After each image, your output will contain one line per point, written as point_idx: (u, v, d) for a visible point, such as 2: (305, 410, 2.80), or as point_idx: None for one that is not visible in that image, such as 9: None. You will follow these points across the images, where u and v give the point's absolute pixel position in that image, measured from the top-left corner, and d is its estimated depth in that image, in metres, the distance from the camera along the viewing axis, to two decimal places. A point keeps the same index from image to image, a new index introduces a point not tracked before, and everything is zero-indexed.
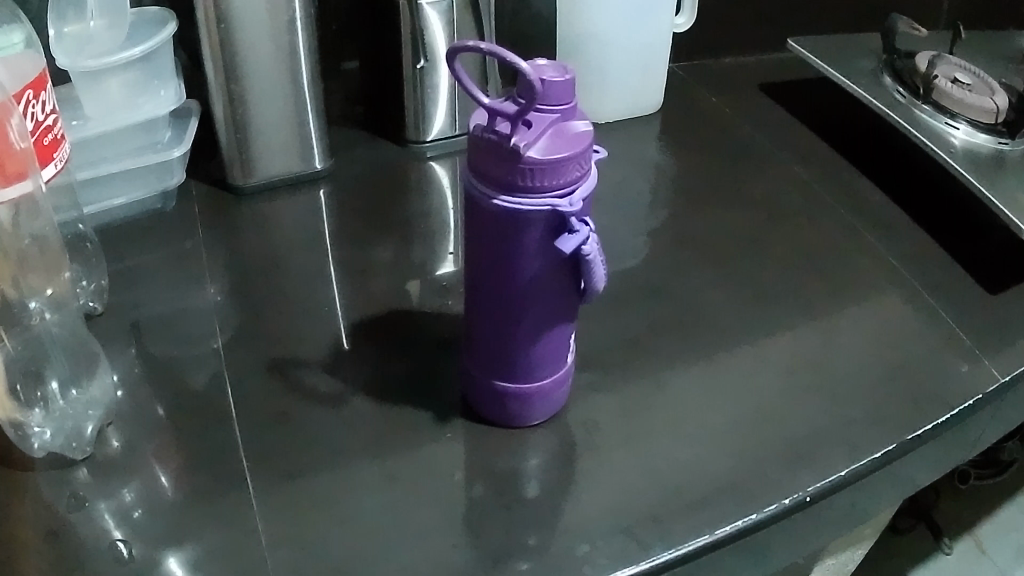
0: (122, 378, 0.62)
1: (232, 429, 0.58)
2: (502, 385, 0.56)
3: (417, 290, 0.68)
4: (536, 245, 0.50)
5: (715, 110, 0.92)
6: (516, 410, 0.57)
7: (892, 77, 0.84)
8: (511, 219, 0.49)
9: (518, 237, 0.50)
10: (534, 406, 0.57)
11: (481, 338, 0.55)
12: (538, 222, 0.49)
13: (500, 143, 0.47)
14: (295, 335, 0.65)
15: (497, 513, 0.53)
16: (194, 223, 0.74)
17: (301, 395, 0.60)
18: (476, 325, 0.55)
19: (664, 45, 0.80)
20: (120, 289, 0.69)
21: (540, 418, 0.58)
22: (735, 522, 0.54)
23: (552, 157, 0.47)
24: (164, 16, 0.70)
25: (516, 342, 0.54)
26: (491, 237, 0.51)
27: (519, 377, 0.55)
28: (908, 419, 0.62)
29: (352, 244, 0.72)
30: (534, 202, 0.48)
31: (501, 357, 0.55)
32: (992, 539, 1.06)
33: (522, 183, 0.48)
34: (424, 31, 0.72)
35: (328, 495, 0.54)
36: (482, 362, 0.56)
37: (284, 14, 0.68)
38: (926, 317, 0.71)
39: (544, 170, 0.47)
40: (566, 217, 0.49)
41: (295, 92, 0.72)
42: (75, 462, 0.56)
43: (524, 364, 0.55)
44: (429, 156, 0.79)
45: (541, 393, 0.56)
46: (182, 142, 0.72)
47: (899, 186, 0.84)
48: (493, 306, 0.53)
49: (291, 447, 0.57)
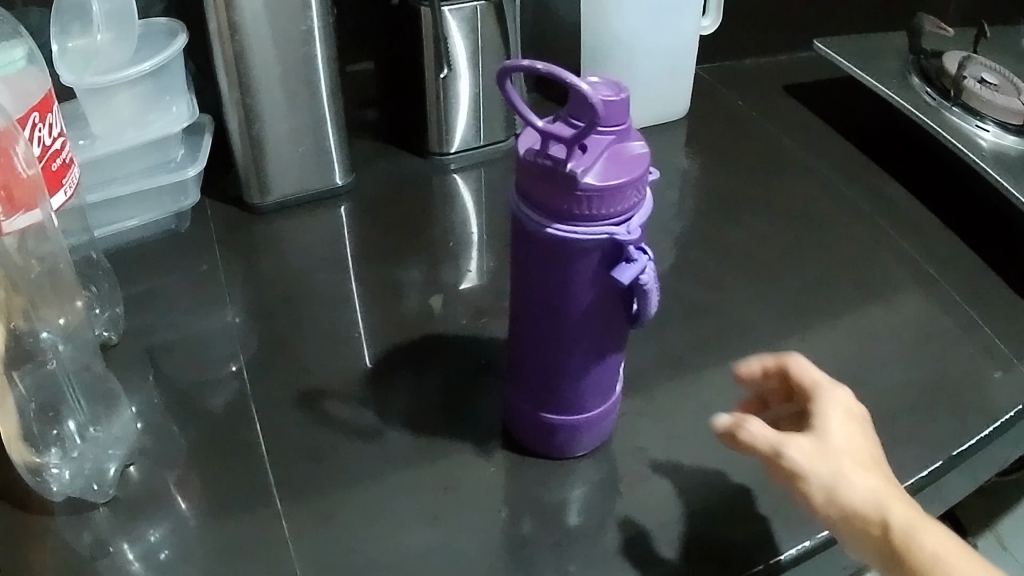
0: (141, 409, 0.59)
1: (261, 463, 0.56)
2: (550, 417, 0.54)
3: (449, 312, 0.65)
4: (590, 273, 0.47)
5: (738, 114, 0.90)
6: (564, 440, 0.55)
7: (920, 78, 0.83)
8: (564, 248, 0.46)
9: (570, 267, 0.47)
10: (582, 436, 0.55)
11: (527, 367, 0.53)
12: (592, 252, 0.46)
13: (555, 169, 0.44)
14: (325, 363, 0.62)
15: (543, 548, 0.51)
16: (210, 244, 0.71)
17: (334, 427, 0.58)
18: (522, 354, 0.53)
19: (691, 48, 0.78)
20: (134, 315, 0.65)
21: (588, 447, 0.56)
22: (790, 550, 0.51)
23: (611, 183, 0.44)
24: (173, 27, 0.67)
25: (565, 372, 0.52)
26: (542, 266, 0.48)
27: (567, 408, 0.53)
28: (952, 434, 0.60)
29: (378, 263, 0.69)
30: (590, 230, 0.45)
31: (549, 387, 0.52)
32: None
33: (577, 211, 0.45)
34: (446, 39, 0.69)
35: (367, 531, 0.52)
36: (528, 393, 0.54)
37: (300, 24, 0.65)
38: (963, 325, 0.69)
39: (602, 197, 0.44)
40: (623, 245, 0.46)
41: (312, 105, 0.69)
42: (97, 505, 0.54)
43: (573, 394, 0.52)
44: (452, 168, 0.76)
45: (591, 423, 0.54)
46: (196, 162, 0.69)
47: (929, 189, 0.82)
48: (541, 336, 0.51)
49: (326, 481, 0.54)
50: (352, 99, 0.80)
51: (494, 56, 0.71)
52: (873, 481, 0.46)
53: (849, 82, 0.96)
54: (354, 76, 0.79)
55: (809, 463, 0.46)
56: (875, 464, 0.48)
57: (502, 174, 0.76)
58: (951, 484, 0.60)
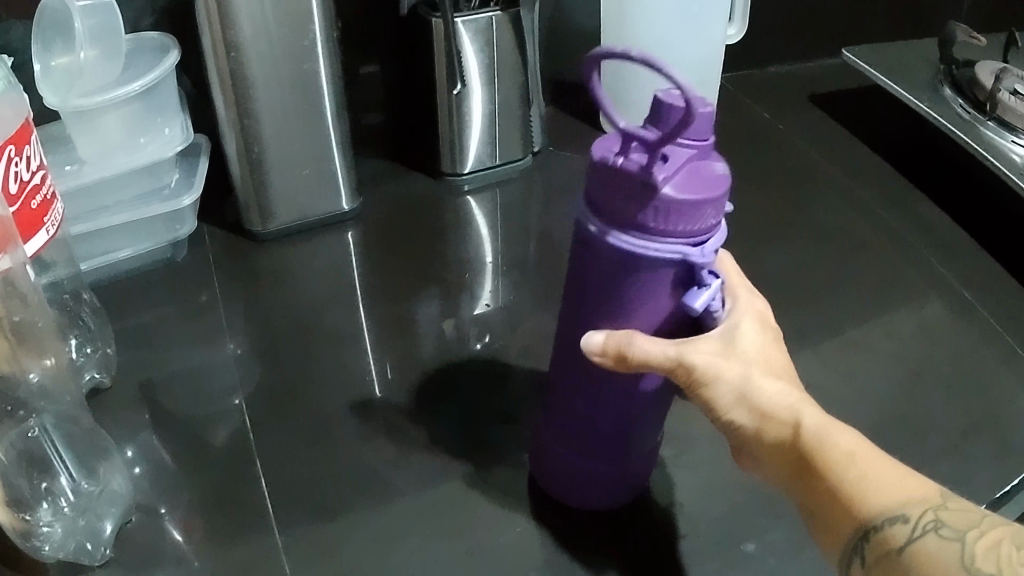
0: (138, 453, 0.55)
1: (266, 519, 0.50)
2: (592, 466, 0.48)
3: (469, 350, 0.61)
4: (656, 297, 0.41)
5: (765, 127, 0.86)
6: (600, 488, 0.49)
7: (952, 88, 0.79)
8: (627, 265, 0.40)
9: (633, 291, 0.41)
10: (620, 486, 0.49)
11: (574, 401, 0.47)
12: (660, 275, 0.40)
13: (636, 175, 0.38)
14: (333, 406, 0.57)
15: None
16: (208, 274, 0.66)
17: (340, 474, 0.53)
18: (568, 388, 0.47)
19: (715, 57, 0.73)
20: (127, 350, 0.61)
21: (620, 501, 0.50)
22: None
23: (696, 198, 0.38)
24: (164, 44, 0.62)
25: (611, 414, 0.46)
26: (599, 287, 0.42)
27: (610, 452, 0.47)
28: (1001, 475, 0.56)
29: (389, 297, 0.65)
30: (659, 250, 0.39)
31: (594, 426, 0.47)
32: None
33: (653, 225, 0.39)
34: (460, 52, 0.64)
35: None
36: (566, 439, 0.48)
37: (303, 39, 0.60)
38: (1004, 356, 0.65)
39: (680, 212, 0.38)
40: (695, 269, 0.40)
41: (316, 125, 0.64)
42: (92, 568, 0.48)
43: (621, 438, 0.47)
44: (466, 190, 0.72)
45: (632, 470, 0.49)
46: (191, 189, 0.63)
47: (960, 206, 0.79)
48: (587, 372, 0.45)
49: (336, 538, 0.49)
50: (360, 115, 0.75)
51: (511, 69, 0.67)
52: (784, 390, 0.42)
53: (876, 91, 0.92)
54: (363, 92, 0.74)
55: (711, 366, 0.40)
56: (785, 374, 0.43)
57: (519, 197, 0.72)
58: None
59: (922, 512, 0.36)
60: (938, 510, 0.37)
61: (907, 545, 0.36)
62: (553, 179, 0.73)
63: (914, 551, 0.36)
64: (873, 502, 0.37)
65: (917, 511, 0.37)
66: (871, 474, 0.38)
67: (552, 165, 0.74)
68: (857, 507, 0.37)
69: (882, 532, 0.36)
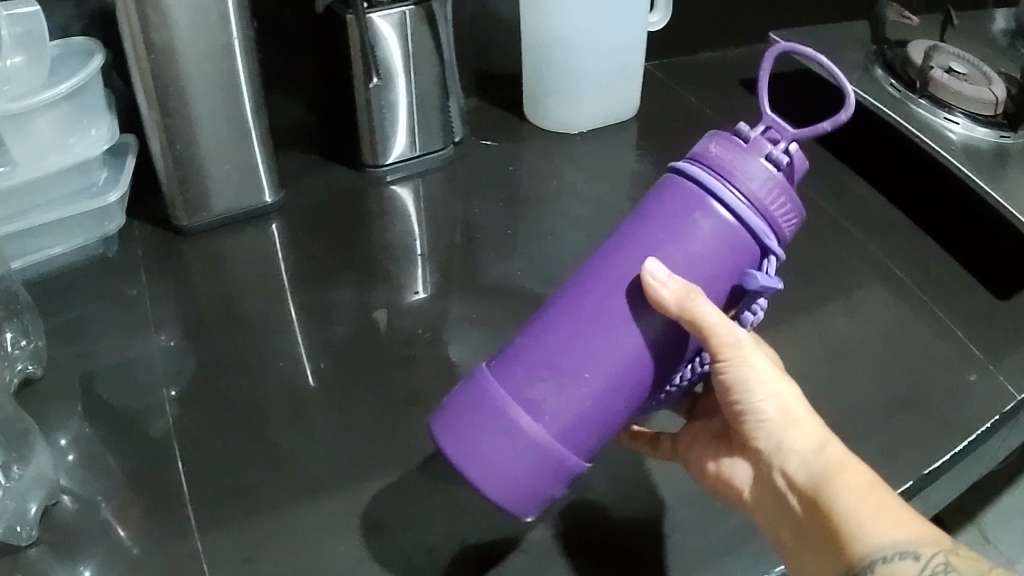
0: (71, 440, 0.57)
1: (185, 508, 0.53)
2: (536, 429, 0.44)
3: (383, 332, 0.63)
4: (719, 266, 0.45)
5: (698, 113, 0.78)
6: (528, 465, 0.44)
7: (885, 70, 0.79)
8: (718, 224, 0.44)
9: (701, 247, 0.44)
10: (546, 476, 0.45)
11: (557, 354, 0.45)
12: (740, 241, 0.44)
13: (768, 143, 0.43)
14: (255, 393, 0.60)
15: None
16: (138, 269, 0.68)
17: (261, 460, 0.55)
18: (550, 330, 0.45)
19: (638, 44, 0.74)
20: (64, 344, 0.63)
21: (526, 503, 0.45)
22: None
23: (795, 203, 0.45)
24: (91, 48, 0.65)
25: (581, 368, 0.44)
26: (665, 234, 0.44)
27: (561, 429, 0.44)
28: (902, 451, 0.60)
29: (311, 286, 0.67)
30: (757, 223, 0.44)
31: (565, 389, 0.44)
32: None
33: (764, 196, 0.43)
34: (375, 47, 0.66)
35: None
36: (521, 389, 0.45)
37: (219, 40, 0.62)
38: (937, 330, 0.70)
39: (786, 199, 0.44)
40: (764, 254, 0.45)
41: (238, 123, 0.66)
42: (21, 548, 0.51)
43: (578, 418, 0.45)
44: (389, 181, 0.73)
45: (568, 467, 0.45)
46: (118, 186, 0.66)
47: (904, 194, 0.83)
48: (585, 310, 0.45)
49: (255, 526, 0.52)
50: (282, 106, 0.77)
51: (428, 61, 0.68)
52: (810, 421, 0.49)
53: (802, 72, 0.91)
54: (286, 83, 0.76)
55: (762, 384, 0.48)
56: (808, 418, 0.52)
57: (443, 186, 0.73)
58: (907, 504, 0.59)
59: (935, 554, 0.44)
60: (948, 555, 0.44)
61: None
62: (475, 169, 0.74)
63: None
64: (890, 536, 0.45)
65: (932, 554, 0.44)
66: (891, 512, 0.45)
67: (473, 154, 0.75)
68: (873, 536, 0.45)
69: (897, 565, 0.44)
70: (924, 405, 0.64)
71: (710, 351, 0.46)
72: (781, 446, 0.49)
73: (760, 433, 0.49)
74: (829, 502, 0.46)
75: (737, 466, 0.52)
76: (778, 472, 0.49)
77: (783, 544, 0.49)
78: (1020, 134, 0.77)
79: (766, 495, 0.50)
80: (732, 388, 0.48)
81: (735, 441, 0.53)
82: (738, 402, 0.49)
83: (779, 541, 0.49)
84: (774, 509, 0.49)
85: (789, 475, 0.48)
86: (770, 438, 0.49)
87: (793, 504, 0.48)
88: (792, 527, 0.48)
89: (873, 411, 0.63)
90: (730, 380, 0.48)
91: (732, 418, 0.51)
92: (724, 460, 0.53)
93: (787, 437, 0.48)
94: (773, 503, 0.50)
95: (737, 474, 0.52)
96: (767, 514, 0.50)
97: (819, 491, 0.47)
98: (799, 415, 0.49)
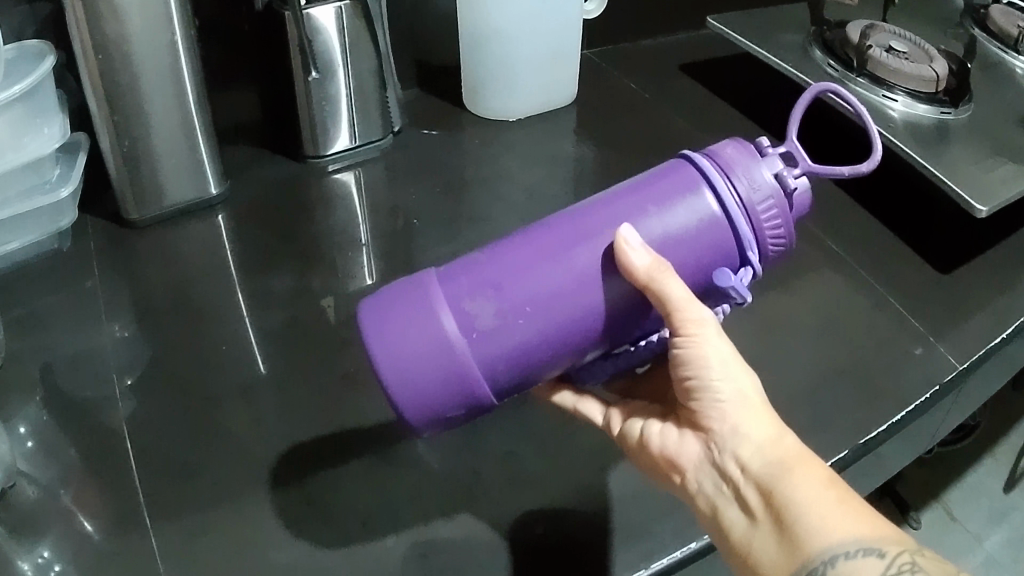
0: (30, 428, 0.60)
1: (133, 483, 0.56)
2: (455, 337, 0.46)
3: (323, 315, 0.67)
4: (694, 257, 0.48)
5: (641, 113, 0.84)
6: (436, 376, 0.46)
7: (823, 51, 0.81)
8: (706, 216, 0.48)
9: (685, 232, 0.48)
10: (449, 392, 0.46)
11: (504, 279, 0.47)
12: (719, 236, 0.48)
13: (782, 165, 0.48)
14: (205, 377, 0.63)
15: (412, 557, 0.52)
16: (93, 264, 0.71)
17: (211, 440, 0.59)
18: (509, 249, 0.48)
19: (574, 32, 0.81)
20: (24, 336, 0.66)
21: (419, 414, 0.46)
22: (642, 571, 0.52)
23: (788, 231, 0.49)
24: (44, 51, 0.67)
25: (517, 295, 0.47)
26: (647, 208, 0.48)
27: (482, 353, 0.46)
28: (835, 419, 0.62)
29: (256, 273, 0.71)
30: (745, 228, 0.48)
31: (500, 316, 0.46)
32: (959, 502, 1.19)
33: (759, 207, 0.48)
34: (312, 41, 0.69)
35: (240, 550, 0.53)
36: (461, 292, 0.47)
37: (163, 37, 0.65)
38: (877, 304, 0.71)
39: (780, 220, 0.48)
40: (742, 261, 0.49)
41: (186, 119, 0.70)
42: None
43: (502, 349, 0.47)
44: (332, 170, 0.78)
45: (471, 392, 0.47)
46: (71, 182, 0.69)
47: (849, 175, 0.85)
48: (547, 243, 0.48)
49: (199, 498, 0.55)
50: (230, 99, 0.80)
51: (367, 54, 0.72)
52: (770, 415, 0.52)
53: (740, 57, 0.94)
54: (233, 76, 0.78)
55: (726, 371, 0.51)
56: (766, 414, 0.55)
57: (383, 175, 0.78)
58: (842, 473, 0.60)
59: (901, 554, 0.46)
60: (914, 554, 0.46)
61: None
62: (413, 155, 0.79)
63: None
64: (854, 532, 0.46)
65: (897, 554, 0.46)
66: (854, 507, 0.47)
67: (411, 144, 0.80)
68: (839, 529, 0.46)
69: (860, 561, 0.45)
70: (860, 376, 0.65)
71: (671, 326, 0.49)
72: (738, 431, 0.51)
73: (715, 416, 0.52)
74: (789, 491, 0.48)
75: (685, 448, 0.54)
76: (732, 457, 0.51)
77: (732, 531, 0.50)
78: (960, 110, 0.77)
79: (715, 480, 0.52)
80: (692, 369, 0.51)
81: (686, 426, 0.55)
82: (696, 382, 0.52)
83: (727, 529, 0.50)
84: (723, 494, 0.51)
85: (743, 461, 0.50)
86: (726, 422, 0.51)
87: (745, 491, 0.50)
88: (742, 515, 0.50)
89: (802, 381, 0.65)
90: (691, 359, 0.50)
91: (689, 401, 0.53)
92: (673, 440, 0.55)
93: (744, 422, 0.51)
94: (723, 489, 0.51)
95: (683, 456, 0.54)
96: (716, 500, 0.51)
97: (776, 479, 0.48)
98: (756, 406, 0.52)
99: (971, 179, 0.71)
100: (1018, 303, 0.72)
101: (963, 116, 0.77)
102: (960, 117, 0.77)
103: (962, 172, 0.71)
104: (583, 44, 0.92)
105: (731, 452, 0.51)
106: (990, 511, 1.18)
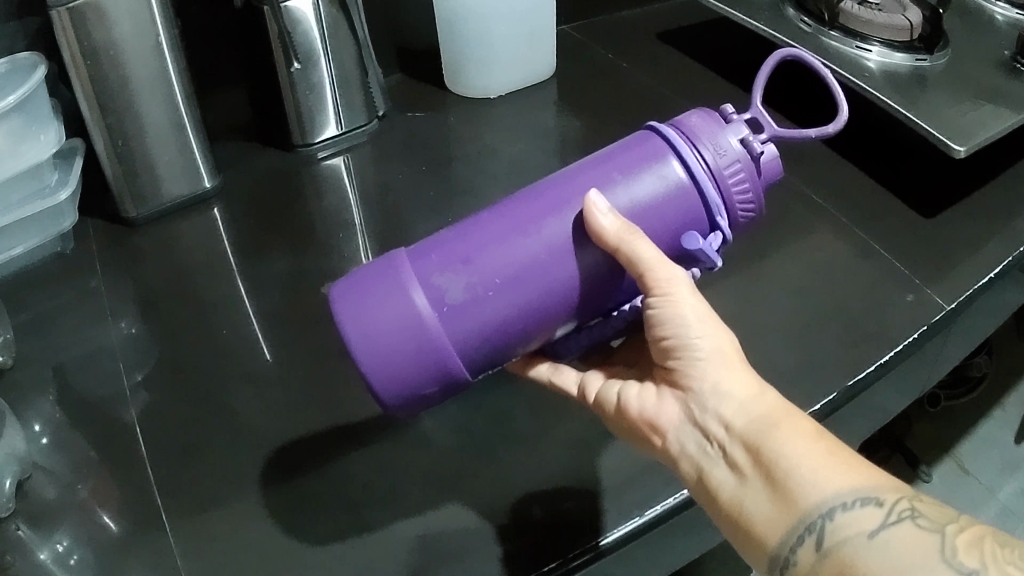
0: (44, 426, 0.62)
1: (144, 465, 0.59)
2: (427, 310, 0.47)
3: (321, 296, 0.70)
4: (665, 223, 0.49)
5: (620, 86, 0.86)
6: (408, 349, 0.47)
7: (796, 8, 0.83)
8: (673, 183, 0.49)
9: (655, 199, 0.49)
10: (422, 366, 0.47)
11: (474, 254, 0.48)
12: (689, 204, 0.49)
13: (747, 131, 0.49)
14: (207, 363, 0.65)
15: (414, 520, 0.55)
16: (96, 264, 0.74)
17: (219, 422, 0.61)
18: (481, 224, 0.49)
19: (547, 6, 0.83)
20: (34, 338, 0.68)
21: (392, 388, 0.47)
22: (631, 522, 0.55)
23: (756, 197, 0.50)
24: (37, 62, 0.69)
25: (486, 267, 0.48)
26: (615, 178, 0.49)
27: (454, 326, 0.47)
28: (821, 364, 0.63)
29: (253, 260, 0.73)
30: (712, 192, 0.49)
31: (471, 289, 0.48)
32: (971, 455, 1.22)
33: (726, 172, 0.49)
34: (292, 34, 0.72)
35: (248, 520, 0.55)
36: (433, 269, 0.48)
37: (148, 40, 0.67)
38: (861, 250, 0.73)
39: (746, 183, 0.49)
40: (713, 226, 0.50)
41: (176, 119, 0.72)
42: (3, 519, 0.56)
43: (473, 322, 0.48)
44: (322, 157, 0.81)
45: (442, 365, 0.48)
46: (69, 184, 0.72)
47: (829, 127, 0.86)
48: (517, 216, 0.49)
49: (208, 474, 0.58)
50: (216, 96, 0.82)
51: (347, 43, 0.76)
52: (750, 371, 0.51)
53: (716, 20, 0.96)
54: (220, 74, 0.81)
55: (702, 328, 0.51)
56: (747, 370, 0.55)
57: (372, 160, 0.81)
58: (832, 416, 0.62)
59: (899, 501, 0.45)
60: (913, 499, 0.46)
61: (886, 525, 0.44)
62: (398, 139, 0.82)
63: (889, 531, 0.44)
64: (849, 482, 0.46)
65: (895, 501, 0.46)
66: (846, 456, 0.47)
67: (397, 132, 0.83)
68: (832, 481, 0.46)
69: (859, 511, 0.45)
70: (847, 319, 0.67)
71: (645, 287, 0.49)
72: (718, 390, 0.51)
73: (695, 374, 0.51)
74: (778, 448, 0.48)
75: (664, 409, 0.53)
76: (715, 417, 0.50)
77: (721, 491, 0.49)
78: (936, 56, 0.78)
79: (697, 441, 0.51)
80: (668, 329, 0.51)
81: (664, 388, 0.55)
82: (673, 342, 0.51)
83: (715, 489, 0.50)
84: (706, 454, 0.51)
85: (726, 421, 0.50)
86: (706, 381, 0.51)
87: (732, 450, 0.49)
88: (731, 473, 0.49)
89: (788, 329, 0.66)
90: (667, 319, 0.51)
91: (667, 361, 0.53)
92: (652, 402, 0.54)
93: (724, 380, 0.51)
94: (706, 448, 0.51)
95: (663, 418, 0.53)
96: (700, 461, 0.51)
97: (760, 435, 0.48)
98: (735, 363, 0.51)
99: (950, 121, 0.71)
100: (1005, 240, 0.73)
101: (939, 61, 0.78)
102: (936, 62, 0.78)
103: (942, 116, 0.72)
104: (560, 20, 0.94)
105: (713, 412, 0.51)
106: (1002, 462, 1.21)
